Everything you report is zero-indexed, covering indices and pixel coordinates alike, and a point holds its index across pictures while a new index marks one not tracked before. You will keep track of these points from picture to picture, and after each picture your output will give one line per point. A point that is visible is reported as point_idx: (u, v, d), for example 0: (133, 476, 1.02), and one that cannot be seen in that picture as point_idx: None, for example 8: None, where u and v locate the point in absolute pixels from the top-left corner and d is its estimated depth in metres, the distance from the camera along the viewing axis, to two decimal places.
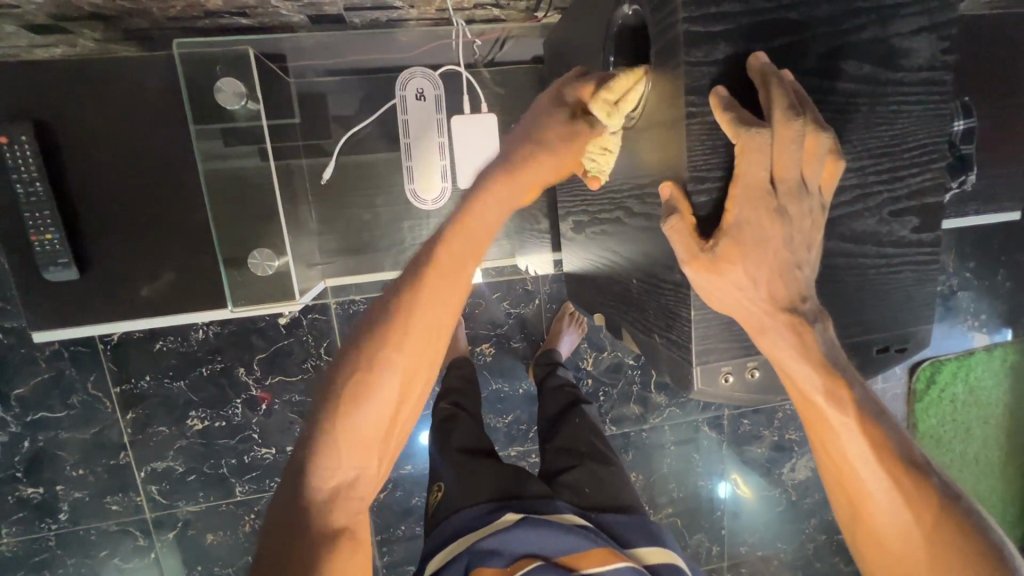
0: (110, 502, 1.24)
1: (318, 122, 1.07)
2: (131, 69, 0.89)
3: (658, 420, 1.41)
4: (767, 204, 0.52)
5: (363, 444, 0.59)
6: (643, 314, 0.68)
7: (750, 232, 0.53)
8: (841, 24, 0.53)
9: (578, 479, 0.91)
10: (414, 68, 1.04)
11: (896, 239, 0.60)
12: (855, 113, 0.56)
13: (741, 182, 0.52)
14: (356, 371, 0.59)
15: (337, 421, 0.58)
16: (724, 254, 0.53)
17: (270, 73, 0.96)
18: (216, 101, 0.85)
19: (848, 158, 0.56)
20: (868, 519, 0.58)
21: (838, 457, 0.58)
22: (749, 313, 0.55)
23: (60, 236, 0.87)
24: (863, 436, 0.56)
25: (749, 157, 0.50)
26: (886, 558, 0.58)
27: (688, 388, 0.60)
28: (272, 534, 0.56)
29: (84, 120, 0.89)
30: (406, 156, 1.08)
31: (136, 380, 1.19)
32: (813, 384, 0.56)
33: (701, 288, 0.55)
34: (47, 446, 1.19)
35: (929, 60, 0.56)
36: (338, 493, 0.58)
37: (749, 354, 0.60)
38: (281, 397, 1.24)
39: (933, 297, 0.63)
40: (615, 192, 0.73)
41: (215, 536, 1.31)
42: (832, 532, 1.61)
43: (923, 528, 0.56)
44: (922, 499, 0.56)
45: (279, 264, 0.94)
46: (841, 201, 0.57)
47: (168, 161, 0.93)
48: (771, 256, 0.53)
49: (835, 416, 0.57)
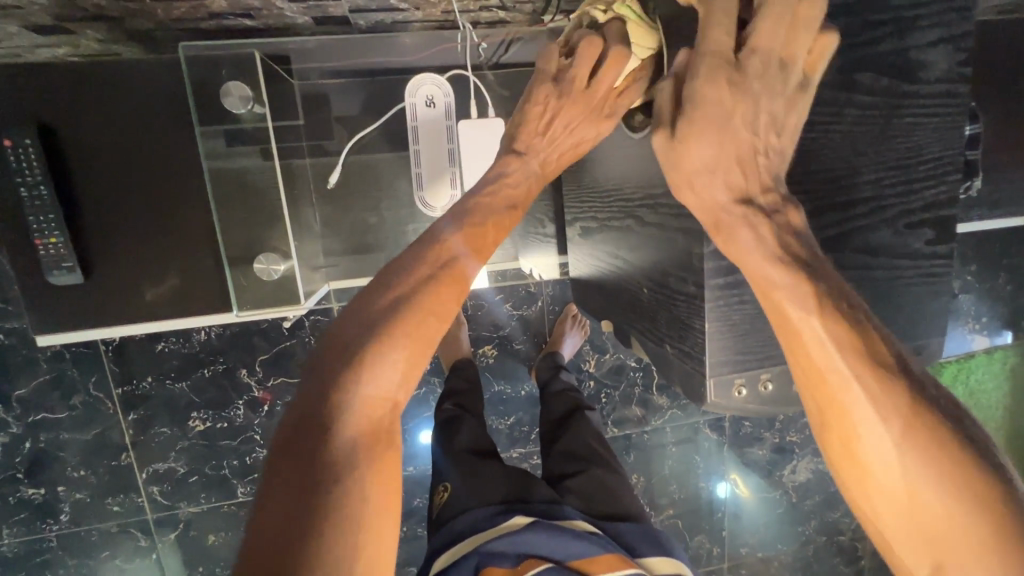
0: (111, 503, 1.24)
1: (322, 123, 1.07)
2: (136, 71, 0.88)
3: (660, 422, 1.41)
4: (728, 74, 0.47)
5: (393, 391, 0.53)
6: (654, 323, 0.68)
7: (711, 107, 0.47)
8: (859, 36, 0.53)
9: (585, 485, 0.91)
10: (423, 74, 1.05)
11: (910, 251, 0.60)
12: (871, 126, 0.55)
13: (702, 49, 0.48)
14: (400, 300, 0.56)
15: (383, 348, 0.53)
16: (685, 128, 0.49)
17: (275, 76, 0.95)
18: (223, 106, 0.85)
19: (863, 171, 0.56)
20: (837, 430, 0.46)
21: (801, 356, 0.47)
22: (702, 200, 0.51)
23: (64, 239, 0.87)
24: (824, 324, 0.46)
25: (710, 25, 0.47)
26: (860, 478, 0.46)
27: (700, 400, 0.59)
28: (293, 469, 0.48)
29: (88, 121, 0.88)
30: (416, 164, 1.08)
31: (138, 381, 1.18)
32: (771, 277, 0.48)
33: (662, 161, 0.52)
34: (49, 447, 1.19)
35: (946, 72, 0.56)
36: (378, 426, 0.52)
37: (762, 366, 0.58)
38: (282, 399, 1.24)
39: (944, 308, 0.63)
40: (625, 200, 0.72)
41: (216, 536, 1.30)
42: (832, 534, 1.61)
43: (897, 436, 0.43)
44: (896, 401, 0.44)
45: (285, 268, 0.94)
46: (856, 213, 0.57)
47: (171, 163, 0.92)
48: (734, 139, 0.48)
49: (792, 305, 0.47)
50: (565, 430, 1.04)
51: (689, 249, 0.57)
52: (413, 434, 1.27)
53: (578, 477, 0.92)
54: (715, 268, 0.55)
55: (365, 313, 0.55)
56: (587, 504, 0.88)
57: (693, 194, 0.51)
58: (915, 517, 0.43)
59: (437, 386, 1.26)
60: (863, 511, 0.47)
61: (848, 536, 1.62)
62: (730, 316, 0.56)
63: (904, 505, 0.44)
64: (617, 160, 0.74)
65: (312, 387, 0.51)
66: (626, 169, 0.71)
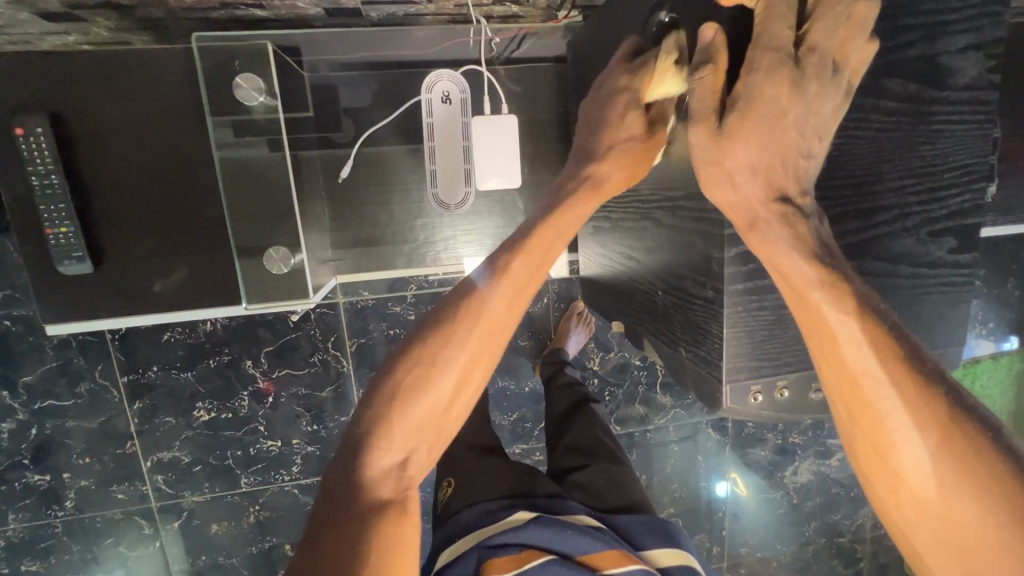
0: (116, 491, 1.25)
1: (330, 114, 1.06)
2: (146, 62, 0.88)
3: (663, 420, 1.42)
4: (788, 72, 0.45)
5: (412, 436, 0.55)
6: (668, 328, 0.67)
7: (765, 105, 0.45)
8: (887, 42, 0.52)
9: (590, 477, 0.91)
10: (440, 70, 1.04)
11: (932, 260, 0.59)
12: (898, 131, 0.55)
13: (763, 43, 0.45)
14: (415, 359, 0.55)
15: (393, 406, 0.54)
16: (734, 122, 0.46)
17: (287, 67, 0.95)
18: (235, 96, 0.84)
19: (888, 177, 0.55)
20: (871, 439, 0.46)
21: (835, 362, 0.46)
22: (736, 199, 0.48)
23: (74, 229, 0.87)
24: (866, 336, 0.45)
25: (772, 16, 0.45)
26: (891, 487, 0.46)
27: (715, 406, 0.58)
28: (323, 520, 0.52)
29: (96, 110, 0.88)
30: (428, 162, 1.08)
31: (144, 370, 1.19)
32: (805, 277, 0.46)
33: (699, 154, 0.49)
34: (54, 434, 1.19)
35: (975, 79, 0.55)
36: (389, 477, 0.54)
37: (778, 373, 0.57)
38: (287, 390, 1.24)
39: (963, 316, 0.62)
40: (640, 201, 0.72)
41: (219, 526, 1.31)
42: (833, 535, 1.62)
43: (933, 446, 0.43)
44: (930, 408, 0.43)
45: (295, 262, 0.93)
46: (877, 221, 0.56)
47: (180, 153, 0.92)
48: (782, 140, 0.46)
49: (827, 310, 0.46)
50: (569, 428, 1.04)
51: (708, 250, 0.56)
52: None
53: (585, 474, 0.92)
54: (735, 273, 0.54)
55: (400, 357, 0.56)
56: (592, 496, 0.88)
57: (728, 192, 0.49)
58: (946, 527, 0.43)
59: None
60: (891, 517, 0.47)
61: (848, 538, 1.63)
62: (749, 322, 0.56)
63: (934, 515, 0.44)
64: None
65: (350, 442, 0.55)
66: (640, 169, 0.71)
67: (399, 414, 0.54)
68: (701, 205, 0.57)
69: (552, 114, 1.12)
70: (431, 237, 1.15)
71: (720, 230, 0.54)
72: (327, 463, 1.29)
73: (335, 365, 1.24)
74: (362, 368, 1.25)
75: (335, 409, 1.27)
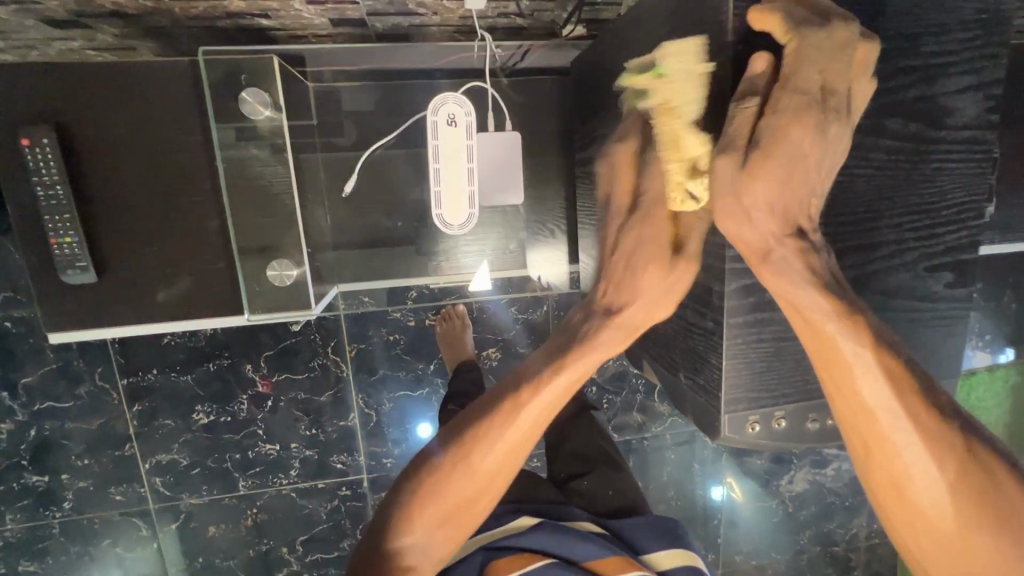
0: (114, 492, 1.25)
1: (334, 123, 1.07)
2: (151, 72, 0.88)
3: (660, 429, 1.43)
4: (813, 115, 0.45)
5: (434, 527, 0.56)
6: (668, 352, 0.68)
7: (788, 146, 0.46)
8: (888, 82, 0.53)
9: (589, 486, 0.92)
10: (448, 92, 0.99)
11: (930, 294, 0.60)
12: (897, 169, 0.55)
13: (792, 85, 0.45)
14: (446, 456, 0.55)
15: (422, 499, 0.55)
16: (755, 160, 0.46)
17: (292, 78, 0.95)
18: (240, 112, 0.84)
19: (887, 214, 0.56)
20: (888, 473, 0.45)
21: (849, 397, 0.46)
22: (752, 235, 0.49)
23: (79, 238, 0.87)
24: (881, 369, 0.45)
25: (803, 57, 0.45)
26: (908, 519, 0.46)
27: (714, 434, 0.59)
28: None
29: (101, 119, 0.88)
30: (434, 183, 1.04)
31: (144, 373, 1.20)
32: (821, 311, 0.46)
33: (718, 187, 0.49)
34: (53, 436, 1.20)
35: (974, 119, 0.56)
36: (408, 558, 0.56)
37: (776, 403, 0.58)
38: (286, 395, 1.25)
39: (960, 345, 0.63)
40: None
41: (217, 528, 1.31)
42: (827, 544, 1.62)
43: (950, 477, 0.44)
44: (946, 441, 0.44)
45: (297, 274, 0.93)
46: (876, 256, 0.57)
47: (183, 163, 0.92)
48: (801, 181, 0.47)
49: (843, 344, 0.46)
50: (568, 432, 1.03)
51: (710, 282, 0.57)
52: (413, 424, 1.30)
53: (583, 483, 0.93)
54: (736, 306, 0.55)
55: (437, 447, 0.57)
56: (591, 502, 0.89)
57: (743, 228, 0.49)
58: (963, 554, 0.44)
59: (439, 387, 1.29)
60: (906, 546, 0.48)
61: (842, 546, 1.64)
62: (749, 353, 0.56)
63: (952, 544, 0.45)
64: None
65: (382, 519, 0.57)
66: None
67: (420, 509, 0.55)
68: (705, 236, 0.57)
69: (554, 126, 1.12)
70: (434, 247, 1.16)
71: (722, 264, 0.54)
72: (325, 468, 1.30)
73: (335, 369, 1.25)
74: (361, 373, 1.26)
75: (334, 414, 1.27)
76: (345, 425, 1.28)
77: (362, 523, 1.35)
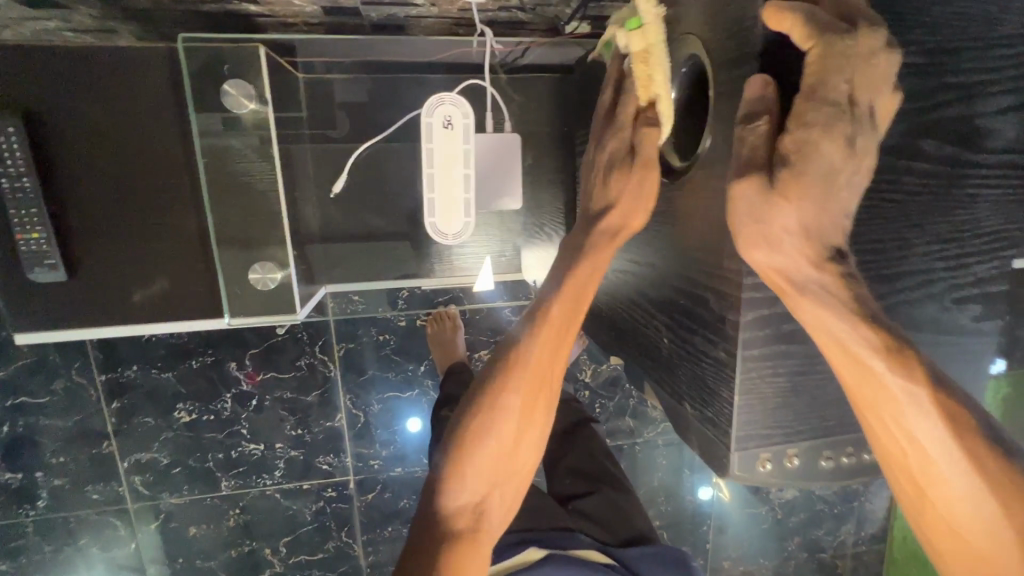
0: (91, 491, 1.21)
1: (325, 115, 1.03)
2: (130, 58, 0.83)
3: (652, 434, 1.41)
4: (845, 126, 0.41)
5: (482, 477, 0.53)
6: (672, 379, 0.65)
7: (820, 161, 0.42)
8: (923, 100, 0.49)
9: (595, 507, 0.90)
10: (442, 93, 0.94)
11: (956, 327, 0.57)
12: (929, 196, 0.52)
13: (817, 95, 0.41)
14: (477, 404, 0.54)
15: (463, 451, 0.53)
16: (785, 180, 0.43)
17: (279, 68, 0.90)
18: (224, 104, 0.79)
19: (917, 243, 0.53)
20: (945, 514, 0.42)
21: (897, 437, 0.43)
22: (782, 262, 0.44)
23: (46, 235, 0.82)
24: (937, 409, 0.41)
25: (828, 65, 0.40)
26: (970, 567, 0.42)
27: (723, 472, 0.56)
28: (409, 555, 0.53)
29: (74, 106, 0.83)
30: (427, 189, 1.00)
31: (123, 369, 1.15)
32: (868, 345, 0.42)
33: (741, 213, 0.45)
34: (27, 432, 1.15)
35: (1009, 143, 0.53)
36: (463, 515, 0.53)
37: (789, 441, 0.55)
38: (271, 394, 1.20)
39: (979, 375, 0.60)
40: (648, 237, 0.69)
41: (198, 528, 1.27)
42: (815, 550, 1.61)
43: (1017, 522, 0.40)
44: (1011, 482, 0.40)
45: (282, 278, 0.89)
46: (903, 286, 0.53)
47: (164, 155, 0.87)
48: (835, 199, 0.43)
49: (890, 381, 0.42)
50: (567, 449, 1.00)
51: (723, 310, 0.53)
52: (402, 425, 1.27)
53: (588, 503, 0.91)
54: (751, 339, 0.51)
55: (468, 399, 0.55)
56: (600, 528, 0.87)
57: (773, 256, 0.45)
58: None
59: (429, 389, 1.25)
60: None
61: (830, 553, 1.62)
62: (764, 389, 0.53)
63: None
64: None
65: (428, 483, 0.55)
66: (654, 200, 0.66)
67: (466, 465, 0.53)
68: (720, 259, 0.53)
69: (555, 126, 1.09)
70: (426, 248, 1.12)
71: (737, 292, 0.51)
72: (311, 470, 1.26)
73: (323, 369, 1.20)
74: (349, 373, 1.22)
75: (321, 414, 1.23)
76: (332, 425, 1.24)
77: (348, 526, 1.32)
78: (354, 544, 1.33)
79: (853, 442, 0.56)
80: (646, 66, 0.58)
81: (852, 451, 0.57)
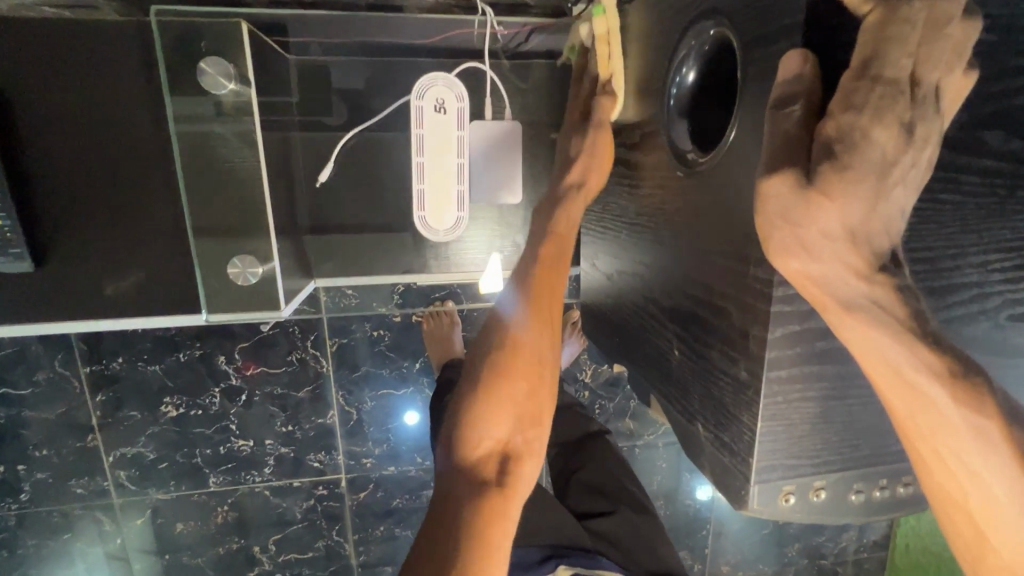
0: (75, 485, 1.16)
1: (319, 98, 0.98)
2: (110, 36, 0.78)
3: (653, 437, 1.36)
4: (900, 110, 0.36)
5: (502, 423, 0.51)
6: (685, 396, 0.60)
7: (872, 150, 0.37)
8: (992, 86, 0.44)
9: (615, 528, 0.89)
10: (436, 75, 0.92)
11: (1009, 346, 0.52)
12: (991, 199, 0.47)
13: (871, 71, 0.36)
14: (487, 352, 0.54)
15: (478, 400, 0.52)
16: (827, 174, 0.38)
17: (267, 47, 0.84)
18: (201, 84, 0.73)
19: (972, 251, 0.48)
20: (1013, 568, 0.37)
21: (956, 473, 0.38)
22: (820, 272, 0.39)
23: (12, 223, 0.77)
24: (1005, 445, 0.36)
25: (887, 38, 0.35)
26: None
27: (741, 505, 0.51)
28: (432, 518, 0.49)
29: (48, 86, 0.78)
30: (419, 179, 0.97)
31: (108, 361, 1.10)
32: (926, 370, 0.37)
33: (772, 214, 0.40)
34: (9, 423, 1.10)
35: None
36: (486, 463, 0.50)
37: (816, 472, 0.50)
38: (261, 389, 1.16)
39: None
40: (660, 238, 0.64)
41: (185, 525, 1.23)
42: (815, 558, 1.56)
43: None
44: None
45: (264, 271, 0.83)
46: (954, 300, 0.48)
47: (147, 139, 0.82)
48: (887, 198, 0.38)
49: (950, 411, 0.37)
50: (580, 463, 0.97)
51: (747, 324, 0.48)
52: (400, 425, 1.23)
53: (605, 522, 0.90)
54: (780, 357, 0.46)
55: (476, 354, 0.56)
56: (622, 553, 0.87)
57: (809, 264, 0.40)
58: None
59: (425, 386, 1.21)
60: None
61: (831, 560, 1.57)
62: (791, 414, 0.48)
63: None
64: (660, 193, 0.64)
65: (444, 444, 0.53)
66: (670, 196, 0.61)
67: (479, 413, 0.51)
68: (744, 267, 0.48)
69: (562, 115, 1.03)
70: (422, 242, 1.07)
71: (765, 303, 0.45)
72: (302, 468, 1.22)
73: (314, 365, 1.15)
74: (342, 369, 1.17)
75: (312, 410, 1.18)
76: (324, 423, 1.20)
77: (339, 525, 1.27)
78: (345, 543, 1.29)
79: (886, 474, 0.52)
80: (608, 47, 0.69)
81: (886, 483, 0.52)
